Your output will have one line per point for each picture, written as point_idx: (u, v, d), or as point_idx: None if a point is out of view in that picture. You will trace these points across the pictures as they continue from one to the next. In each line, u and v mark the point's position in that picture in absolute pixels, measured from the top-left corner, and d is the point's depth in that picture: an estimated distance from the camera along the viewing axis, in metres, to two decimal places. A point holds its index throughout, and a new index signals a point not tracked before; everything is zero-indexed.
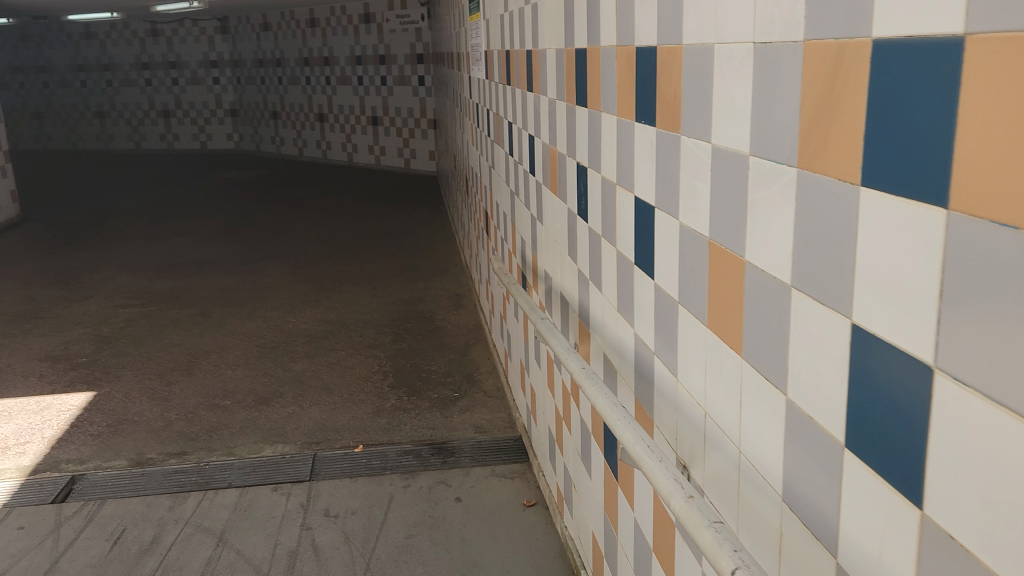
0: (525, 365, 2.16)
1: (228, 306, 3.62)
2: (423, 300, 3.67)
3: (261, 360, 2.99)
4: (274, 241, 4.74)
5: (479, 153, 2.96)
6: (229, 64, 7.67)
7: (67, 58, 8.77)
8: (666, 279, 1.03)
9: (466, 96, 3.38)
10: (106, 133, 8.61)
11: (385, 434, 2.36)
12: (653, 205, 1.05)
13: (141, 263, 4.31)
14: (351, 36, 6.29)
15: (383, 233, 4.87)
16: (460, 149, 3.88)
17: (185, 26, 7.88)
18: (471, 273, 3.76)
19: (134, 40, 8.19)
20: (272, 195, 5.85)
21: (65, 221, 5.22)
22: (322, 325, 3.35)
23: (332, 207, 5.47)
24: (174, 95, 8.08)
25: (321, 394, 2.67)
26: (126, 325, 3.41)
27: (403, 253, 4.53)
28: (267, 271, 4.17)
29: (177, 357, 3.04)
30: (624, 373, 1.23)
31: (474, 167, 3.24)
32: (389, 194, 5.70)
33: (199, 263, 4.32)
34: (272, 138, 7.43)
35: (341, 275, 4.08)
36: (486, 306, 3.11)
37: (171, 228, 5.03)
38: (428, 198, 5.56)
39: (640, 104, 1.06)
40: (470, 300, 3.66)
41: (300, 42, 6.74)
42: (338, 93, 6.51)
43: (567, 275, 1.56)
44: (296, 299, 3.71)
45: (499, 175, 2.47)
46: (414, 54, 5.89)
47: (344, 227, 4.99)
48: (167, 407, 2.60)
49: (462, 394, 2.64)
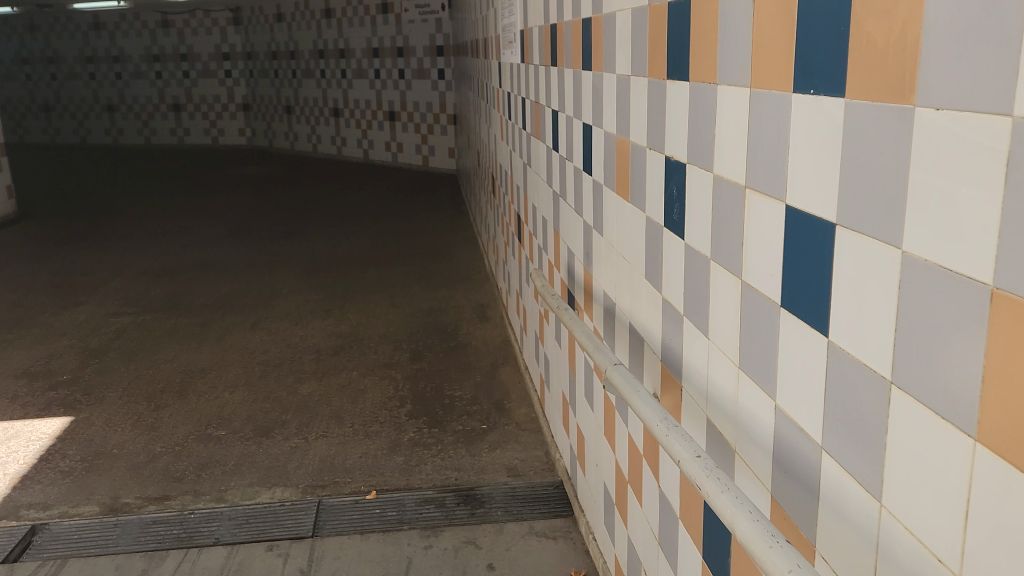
0: (569, 402, 1.92)
1: (230, 316, 3.41)
2: (443, 312, 3.45)
3: (263, 381, 2.77)
4: (283, 242, 4.53)
5: (512, 154, 2.72)
6: (242, 56, 7.47)
7: (76, 49, 8.60)
8: (865, 343, 0.73)
9: (495, 90, 3.14)
10: (116, 127, 8.47)
11: (402, 477, 2.13)
12: (836, 221, 0.76)
13: (140, 266, 4.11)
14: (368, 27, 6.05)
15: (400, 234, 4.64)
16: (487, 144, 3.63)
17: (196, 17, 7.69)
18: (499, 282, 3.52)
19: (144, 32, 8.01)
20: (282, 194, 5.65)
21: (65, 219, 5.05)
22: (333, 339, 3.13)
23: (346, 206, 5.25)
24: (185, 88, 7.90)
25: (330, 424, 2.44)
26: (117, 336, 3.21)
27: (420, 255, 4.30)
28: (275, 276, 3.96)
29: (171, 375, 2.83)
30: (753, 456, 0.96)
31: (504, 168, 3.00)
32: (407, 193, 5.47)
33: (203, 266, 4.12)
34: (286, 134, 7.22)
35: (353, 281, 3.87)
36: (519, 323, 2.87)
37: (175, 228, 4.83)
38: (447, 197, 5.32)
39: (811, 65, 0.78)
40: (496, 312, 3.43)
41: (315, 33, 6.52)
42: (354, 86, 6.29)
43: (645, 307, 1.31)
44: (305, 308, 3.50)
45: (538, 181, 2.23)
46: (434, 46, 5.64)
47: (358, 228, 4.78)
48: (153, 438, 2.39)
49: (492, 426, 2.41)
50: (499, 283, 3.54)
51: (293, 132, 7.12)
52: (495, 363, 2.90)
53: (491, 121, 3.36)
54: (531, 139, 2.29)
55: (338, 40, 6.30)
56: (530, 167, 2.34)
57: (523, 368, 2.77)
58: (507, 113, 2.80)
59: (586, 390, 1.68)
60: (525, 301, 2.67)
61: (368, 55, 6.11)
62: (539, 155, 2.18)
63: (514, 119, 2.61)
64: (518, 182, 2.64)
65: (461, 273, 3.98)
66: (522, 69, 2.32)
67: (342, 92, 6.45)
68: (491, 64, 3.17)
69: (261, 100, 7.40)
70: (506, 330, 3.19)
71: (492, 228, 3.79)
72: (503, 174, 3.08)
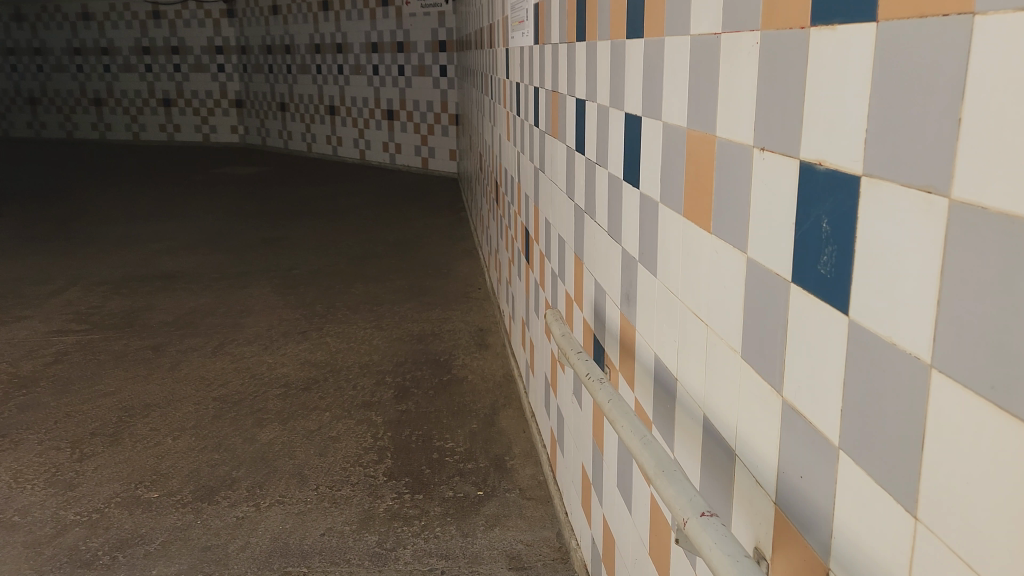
0: (595, 486, 1.66)
1: (191, 339, 3.18)
2: (435, 338, 3.18)
3: (214, 424, 2.53)
4: (261, 250, 4.27)
5: (520, 161, 2.46)
6: (236, 50, 7.20)
7: (64, 40, 8.37)
8: None
9: (501, 90, 2.86)
10: (103, 122, 8.24)
11: (376, 565, 1.84)
12: None
13: (101, 276, 3.87)
14: (367, 21, 5.77)
15: (393, 243, 4.38)
16: (489, 144, 3.34)
17: (189, 9, 7.42)
18: (501, 303, 3.25)
19: (134, 23, 7.75)
20: (267, 193, 5.39)
21: (32, 219, 4.81)
22: (306, 372, 2.88)
23: (337, 210, 4.98)
24: (176, 83, 7.66)
25: (290, 486, 2.18)
26: (57, 361, 2.97)
27: (415, 266, 4.04)
28: (250, 291, 3.70)
29: (109, 414, 2.59)
30: None
31: (509, 178, 2.74)
32: (404, 197, 5.21)
33: (172, 277, 3.88)
34: (279, 132, 6.92)
35: (334, 298, 3.61)
36: (524, 353, 2.62)
37: (148, 231, 4.59)
38: (447, 202, 5.05)
39: None
40: (496, 340, 3.16)
41: (311, 26, 6.24)
42: (351, 83, 6.01)
43: (738, 402, 0.95)
44: (276, 331, 3.25)
45: (552, 196, 1.96)
46: (436, 41, 5.35)
47: (348, 234, 4.51)
48: (70, 501, 2.12)
49: (489, 494, 2.14)
50: (501, 305, 3.27)
51: (286, 129, 6.80)
52: (491, 407, 2.63)
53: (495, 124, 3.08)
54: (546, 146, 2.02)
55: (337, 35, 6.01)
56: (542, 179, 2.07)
57: (528, 412, 2.52)
58: (515, 117, 2.53)
59: (624, 474, 1.43)
60: (533, 332, 2.42)
61: (366, 50, 5.82)
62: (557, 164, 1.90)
63: (523, 120, 2.33)
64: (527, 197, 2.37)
65: (457, 290, 3.70)
66: (538, 56, 2.03)
67: (339, 89, 6.14)
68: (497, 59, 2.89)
69: (254, 96, 7.10)
70: (508, 363, 2.92)
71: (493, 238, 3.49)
72: (508, 183, 2.81)
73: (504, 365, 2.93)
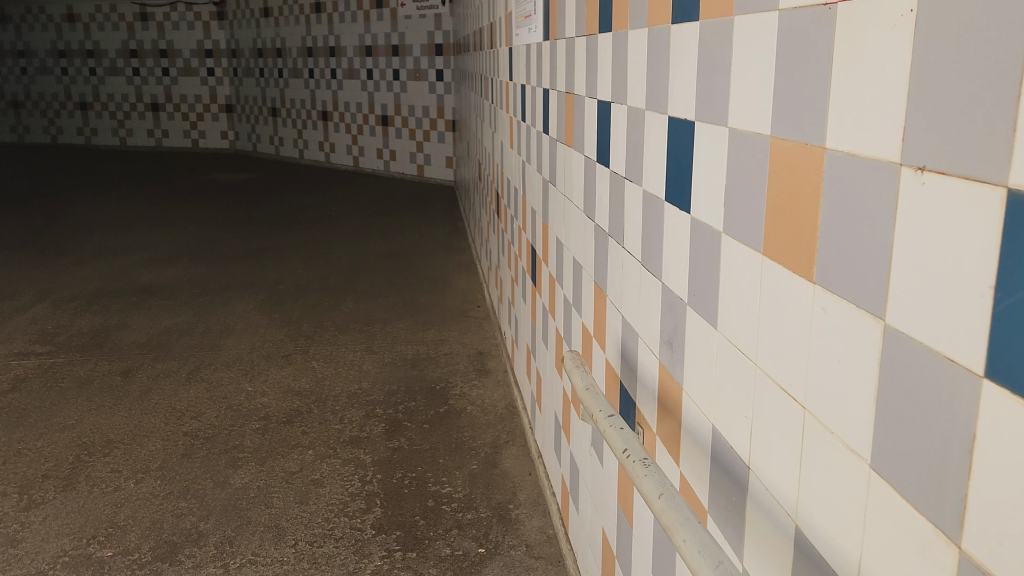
0: (619, 556, 1.54)
1: (164, 364, 3.02)
2: (430, 363, 3.03)
3: (182, 466, 2.37)
4: (247, 263, 4.11)
5: (532, 181, 2.33)
6: (227, 53, 7.06)
7: (49, 42, 8.20)
8: None
9: (504, 99, 2.72)
10: (89, 126, 8.10)
11: None
12: None
13: (74, 291, 3.72)
14: (361, 24, 5.63)
15: (387, 254, 4.24)
16: (489, 153, 3.20)
17: (178, 11, 7.28)
18: (503, 325, 3.11)
19: (122, 25, 7.59)
20: (255, 201, 5.23)
21: (6, 228, 4.65)
22: (288, 403, 2.72)
23: (328, 219, 4.85)
24: (165, 87, 7.52)
25: (264, 542, 2.02)
26: (16, 387, 2.82)
27: (409, 279, 3.90)
28: (234, 307, 3.56)
29: (66, 453, 2.43)
30: None
31: (516, 198, 2.62)
32: (398, 205, 5.06)
33: (150, 293, 3.72)
34: (270, 138, 6.77)
35: (321, 316, 3.45)
36: (531, 385, 2.50)
37: (127, 242, 4.43)
38: (443, 211, 4.91)
39: None
40: (496, 366, 3.01)
41: (304, 29, 6.10)
42: (345, 88, 5.88)
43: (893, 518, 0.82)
44: (258, 354, 3.09)
45: (585, 224, 1.84)
46: (432, 44, 5.21)
47: (338, 246, 4.35)
48: (13, 560, 1.95)
49: (490, 550, 1.99)
50: (503, 328, 3.13)
51: (278, 134, 6.64)
52: (492, 445, 2.48)
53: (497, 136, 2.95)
54: (569, 168, 1.90)
55: (331, 39, 5.86)
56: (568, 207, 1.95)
57: (534, 451, 2.39)
58: (524, 131, 2.40)
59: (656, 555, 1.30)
60: (546, 366, 2.30)
61: (360, 54, 5.68)
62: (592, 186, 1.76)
63: (539, 133, 2.19)
64: (542, 223, 2.24)
65: (453, 308, 3.55)
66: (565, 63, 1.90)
67: (333, 94, 5.99)
68: (500, 64, 2.75)
69: (245, 101, 6.95)
70: (511, 393, 2.78)
71: (493, 251, 3.35)
72: (513, 200, 2.69)
73: (506, 396, 2.79)
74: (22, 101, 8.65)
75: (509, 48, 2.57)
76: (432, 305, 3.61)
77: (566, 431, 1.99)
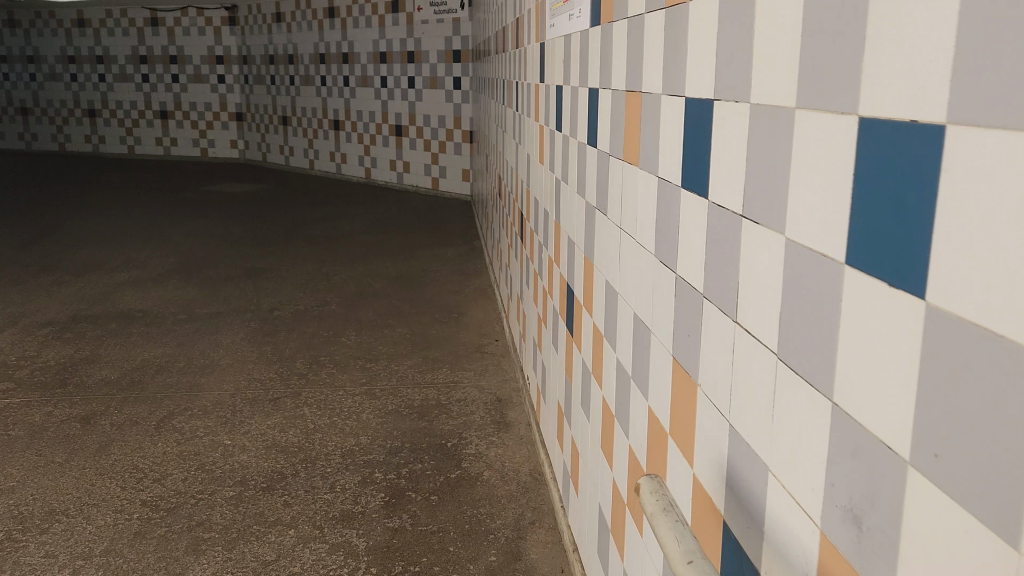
0: None
1: (132, 409, 2.77)
2: (442, 414, 2.76)
3: (133, 549, 2.04)
4: (243, 286, 3.89)
5: (574, 210, 2.01)
6: (238, 60, 6.86)
7: (57, 47, 8.05)
8: None
9: (535, 113, 2.44)
10: (97, 134, 7.95)
11: None
12: None
13: (49, 316, 3.50)
14: (375, 29, 5.40)
15: (395, 276, 4.00)
16: (513, 171, 2.92)
17: (189, 16, 7.09)
18: (527, 370, 2.83)
19: (131, 30, 7.43)
20: (257, 215, 5.03)
21: None
22: (270, 464, 2.44)
23: (333, 236, 4.61)
24: (174, 94, 7.34)
25: None
26: None
27: (418, 307, 3.65)
28: (224, 338, 3.33)
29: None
30: None
31: (550, 231, 2.32)
32: (409, 222, 4.82)
33: (132, 319, 3.51)
34: (280, 148, 6.56)
35: (319, 350, 3.22)
36: (565, 455, 2.19)
37: (117, 259, 4.24)
38: (457, 229, 4.67)
39: None
40: (516, 419, 2.74)
41: (317, 35, 5.88)
42: (358, 96, 5.65)
43: None
44: (243, 398, 2.85)
45: (634, 255, 1.51)
46: (450, 50, 4.97)
47: (342, 266, 4.13)
48: None
49: None
50: (527, 373, 2.84)
51: (289, 143, 6.43)
52: (514, 528, 2.17)
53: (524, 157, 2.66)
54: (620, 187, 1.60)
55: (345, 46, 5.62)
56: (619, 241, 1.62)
57: (567, 541, 2.06)
58: (563, 152, 2.10)
59: None
60: (586, 440, 1.99)
61: (374, 60, 5.46)
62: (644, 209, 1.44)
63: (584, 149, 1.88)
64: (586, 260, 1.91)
65: (467, 344, 3.30)
66: (609, 60, 1.62)
67: (345, 103, 5.75)
68: (527, 70, 2.49)
69: (255, 108, 6.75)
70: (537, 463, 2.48)
71: (516, 279, 3.05)
72: (545, 231, 2.39)
73: (530, 462, 2.49)
74: (29, 107, 8.55)
75: (540, 43, 2.31)
76: (441, 337, 3.36)
77: (616, 539, 1.67)
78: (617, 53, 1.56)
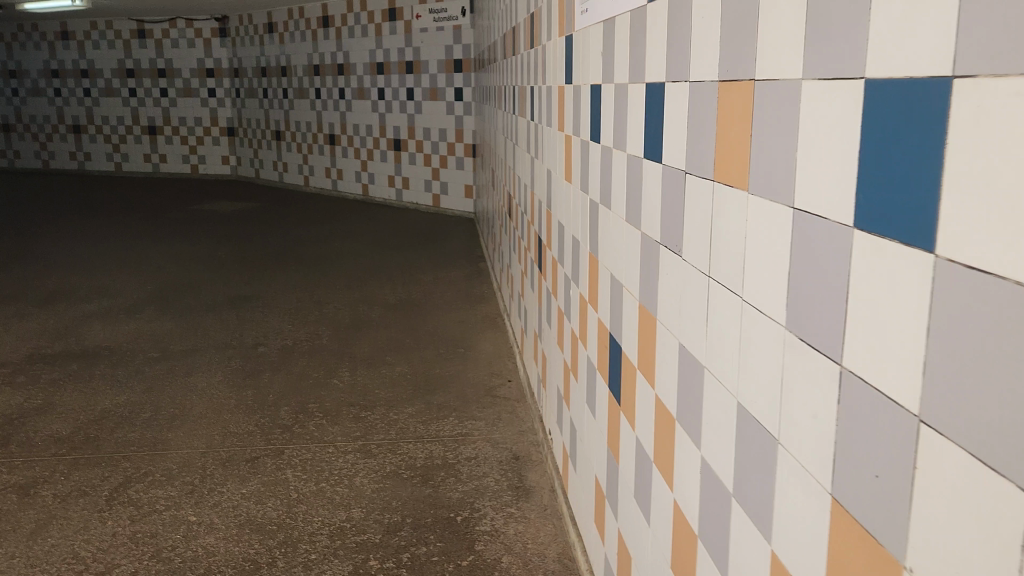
0: None
1: (82, 475, 2.46)
2: (449, 477, 2.47)
3: None
4: (225, 318, 3.65)
5: (616, 241, 1.64)
6: (228, 73, 6.64)
7: (41, 61, 7.82)
8: None
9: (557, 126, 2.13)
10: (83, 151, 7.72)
11: None
12: None
13: (6, 357, 3.25)
14: (372, 38, 5.20)
15: (390, 305, 3.77)
16: (529, 192, 2.60)
17: (178, 27, 6.89)
18: (550, 425, 2.52)
19: (118, 43, 7.22)
20: (244, 239, 4.78)
21: None
22: (241, 550, 2.10)
23: (326, 259, 4.38)
24: (163, 108, 7.14)
25: None
26: None
27: (415, 341, 3.42)
28: (199, 382, 3.08)
29: None
30: None
31: (580, 270, 1.99)
32: (405, 243, 4.59)
33: (98, 358, 3.27)
34: (274, 164, 6.33)
35: (307, 396, 2.97)
36: (607, 548, 1.82)
37: (89, 287, 4.01)
38: (457, 250, 4.44)
39: None
40: (537, 483, 2.45)
41: (310, 46, 5.68)
42: (354, 108, 5.44)
43: None
44: (214, 458, 2.56)
45: (721, 302, 1.13)
46: (450, 59, 4.78)
47: (335, 294, 3.89)
48: None
49: None
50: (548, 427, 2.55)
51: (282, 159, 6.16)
52: None
53: (544, 178, 2.34)
54: (694, 220, 1.21)
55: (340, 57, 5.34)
56: (689, 281, 1.25)
57: None
58: (599, 169, 1.76)
59: None
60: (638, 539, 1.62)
61: (370, 71, 5.26)
62: (740, 241, 1.06)
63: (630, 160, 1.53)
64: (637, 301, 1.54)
65: (476, 386, 3.06)
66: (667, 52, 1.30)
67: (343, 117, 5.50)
68: (543, 74, 2.22)
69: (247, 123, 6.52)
70: (562, 540, 2.16)
71: (534, 314, 2.71)
72: (573, 268, 2.06)
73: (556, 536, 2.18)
74: (11, 123, 8.29)
75: (561, 38, 2.01)
76: (441, 376, 3.12)
77: None
78: (671, 42, 1.27)
